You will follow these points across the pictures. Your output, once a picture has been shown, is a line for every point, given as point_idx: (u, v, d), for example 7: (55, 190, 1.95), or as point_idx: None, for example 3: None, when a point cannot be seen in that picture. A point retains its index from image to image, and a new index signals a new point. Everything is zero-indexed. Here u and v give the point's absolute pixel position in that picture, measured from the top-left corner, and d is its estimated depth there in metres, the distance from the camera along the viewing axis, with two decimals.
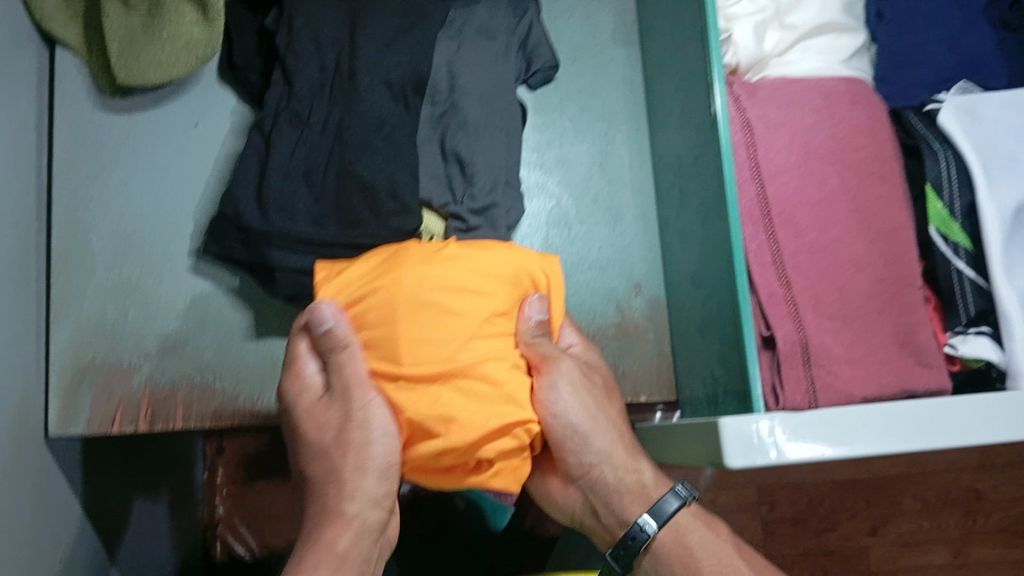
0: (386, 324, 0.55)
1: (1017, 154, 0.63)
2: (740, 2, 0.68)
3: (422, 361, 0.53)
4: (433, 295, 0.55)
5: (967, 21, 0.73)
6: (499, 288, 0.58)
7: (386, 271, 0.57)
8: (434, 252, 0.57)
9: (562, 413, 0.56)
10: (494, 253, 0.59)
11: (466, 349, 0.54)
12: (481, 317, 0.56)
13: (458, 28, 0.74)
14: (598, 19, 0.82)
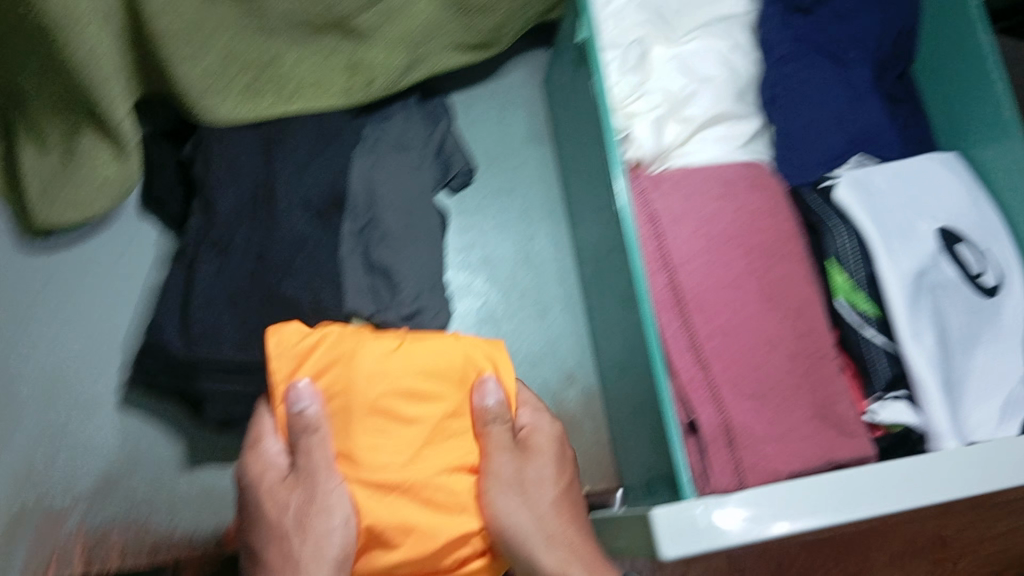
0: (343, 429, 0.57)
1: (907, 224, 0.66)
2: (638, 98, 0.70)
3: (380, 470, 0.56)
4: (387, 401, 0.57)
5: (855, 96, 0.74)
6: (448, 383, 0.60)
7: (339, 366, 0.58)
8: (386, 349, 0.58)
9: (502, 504, 0.57)
10: (440, 346, 0.60)
11: (421, 459, 0.57)
12: (435, 422, 0.58)
13: (372, 143, 0.74)
14: (511, 120, 0.84)
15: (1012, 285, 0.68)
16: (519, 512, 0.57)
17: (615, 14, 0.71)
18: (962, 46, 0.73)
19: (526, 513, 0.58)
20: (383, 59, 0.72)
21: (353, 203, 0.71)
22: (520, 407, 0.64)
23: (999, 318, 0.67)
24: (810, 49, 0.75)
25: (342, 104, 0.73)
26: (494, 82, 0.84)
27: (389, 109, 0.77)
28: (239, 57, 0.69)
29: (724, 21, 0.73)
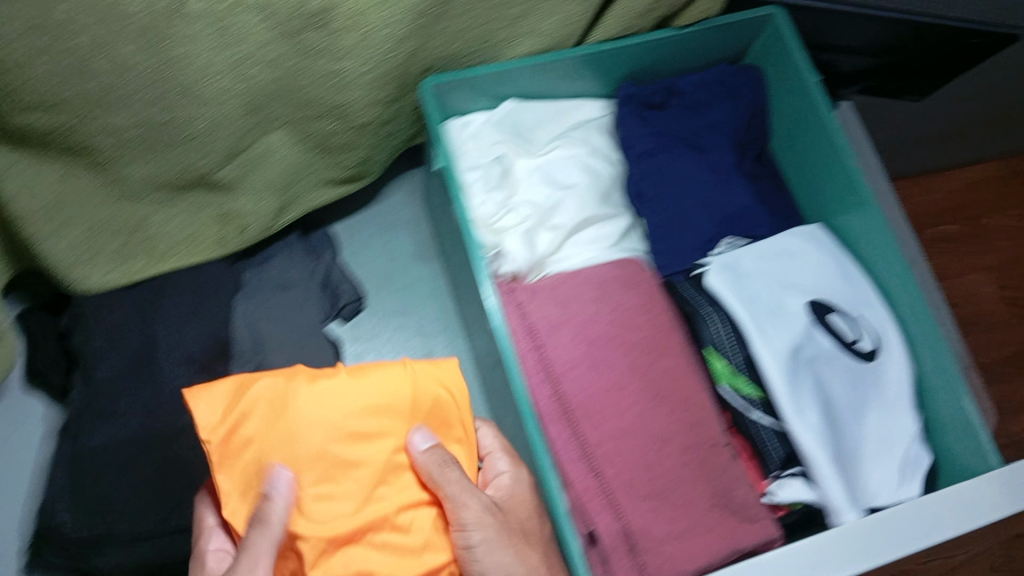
0: (286, 481, 0.51)
1: (777, 303, 0.68)
2: (506, 214, 0.71)
3: (329, 521, 0.51)
4: (332, 447, 0.53)
5: (722, 179, 0.75)
6: (398, 419, 0.55)
7: (272, 412, 0.53)
8: (328, 389, 0.54)
9: (477, 546, 0.54)
10: (385, 380, 0.56)
11: (371, 500, 0.53)
12: (383, 461, 0.54)
13: (253, 289, 0.75)
14: (397, 241, 0.85)
15: (892, 344, 0.70)
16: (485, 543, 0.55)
17: (472, 136, 0.74)
18: (811, 122, 0.76)
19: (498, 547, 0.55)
20: (254, 205, 0.72)
21: (241, 347, 0.73)
22: (484, 455, 0.65)
23: (882, 378, 0.69)
24: (668, 141, 0.76)
25: (219, 251, 0.73)
26: (374, 207, 0.85)
27: (269, 250, 0.78)
28: (106, 226, 0.68)
29: (580, 128, 0.76)
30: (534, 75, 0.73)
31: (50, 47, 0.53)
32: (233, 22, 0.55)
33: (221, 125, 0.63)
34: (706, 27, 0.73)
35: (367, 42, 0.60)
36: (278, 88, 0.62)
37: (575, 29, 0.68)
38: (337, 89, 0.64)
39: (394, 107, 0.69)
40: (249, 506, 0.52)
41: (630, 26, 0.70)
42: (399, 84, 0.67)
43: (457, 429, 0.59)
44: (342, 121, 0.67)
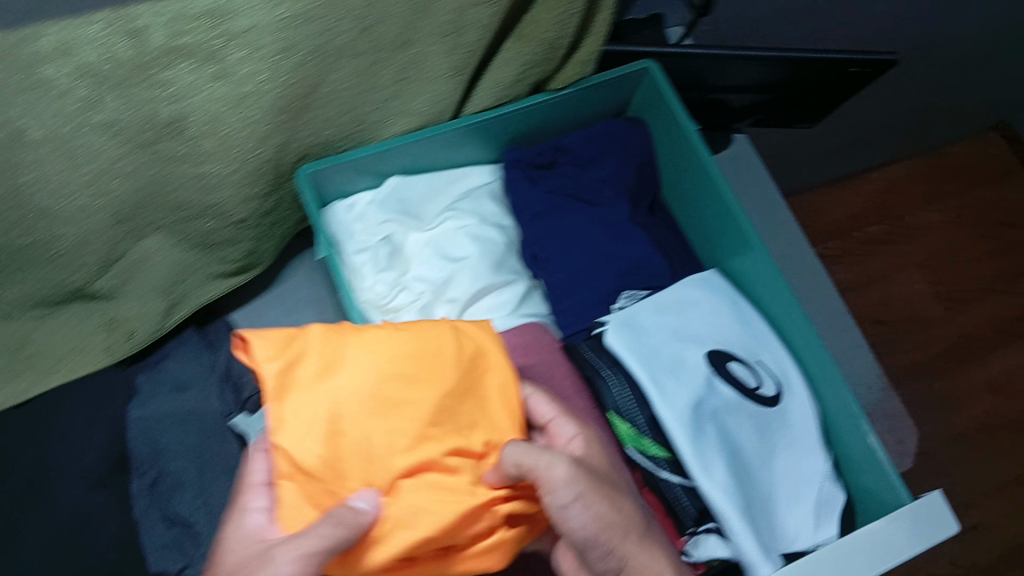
0: (335, 417, 0.49)
1: (675, 356, 0.68)
2: (399, 293, 0.70)
3: (382, 457, 0.49)
4: (382, 386, 0.50)
5: (616, 232, 0.75)
6: (444, 368, 0.52)
7: (324, 343, 0.50)
8: (373, 337, 0.51)
9: (568, 505, 0.49)
10: (420, 330, 0.53)
11: (421, 441, 0.50)
12: (432, 407, 0.51)
13: (147, 394, 0.73)
14: (298, 322, 0.82)
15: (792, 387, 0.71)
16: (574, 502, 0.49)
17: (359, 216, 0.73)
18: (697, 170, 0.76)
19: (586, 499, 0.50)
20: (140, 309, 0.71)
21: (139, 457, 0.71)
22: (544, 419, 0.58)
23: (787, 422, 0.69)
24: (558, 199, 0.76)
25: (105, 360, 0.71)
26: (274, 289, 0.83)
27: (165, 349, 0.77)
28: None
29: (468, 197, 0.76)
30: (414, 150, 0.72)
31: None
32: (82, 141, 0.57)
33: (90, 242, 0.61)
34: (583, 86, 0.72)
35: (228, 146, 0.59)
36: (143, 198, 0.61)
37: (450, 104, 0.67)
38: (204, 194, 0.62)
39: (271, 200, 0.68)
40: (312, 446, 0.48)
41: (504, 95, 0.69)
42: (272, 177, 0.66)
43: (499, 373, 0.55)
44: (219, 220, 0.66)
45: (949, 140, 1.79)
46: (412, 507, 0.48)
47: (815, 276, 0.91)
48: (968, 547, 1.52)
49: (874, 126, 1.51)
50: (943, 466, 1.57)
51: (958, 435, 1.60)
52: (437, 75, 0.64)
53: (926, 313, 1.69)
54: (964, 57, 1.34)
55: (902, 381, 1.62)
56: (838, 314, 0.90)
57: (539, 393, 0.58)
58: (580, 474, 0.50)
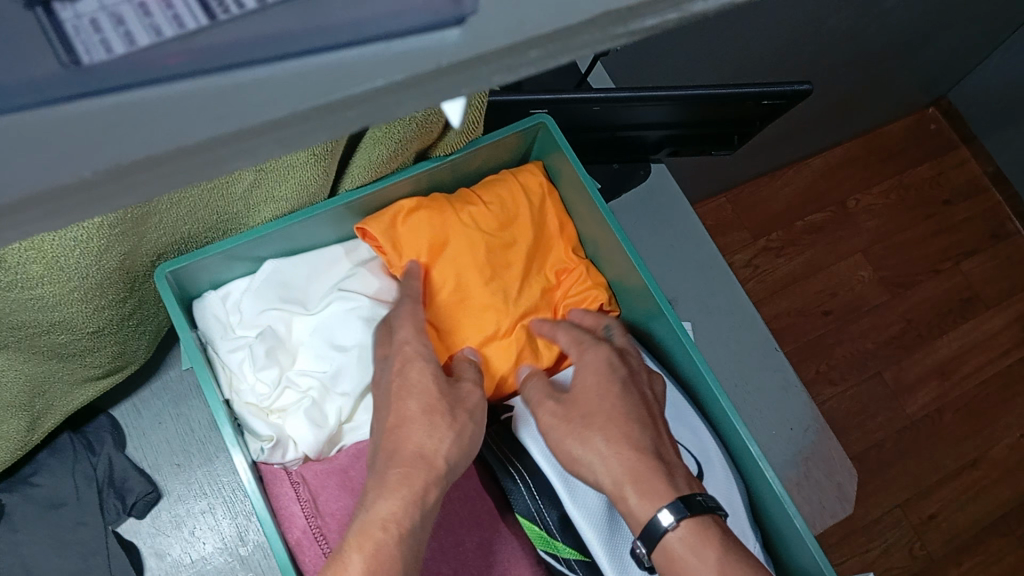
0: (460, 279, 0.66)
1: None
2: (284, 393, 0.64)
3: (497, 310, 0.66)
4: (489, 250, 0.67)
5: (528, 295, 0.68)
6: (523, 228, 0.70)
7: (438, 225, 0.66)
8: (468, 216, 0.68)
9: (554, 428, 0.59)
10: (498, 190, 0.70)
11: (523, 288, 0.68)
12: (524, 259, 0.69)
13: (19, 514, 0.68)
14: (190, 414, 0.75)
15: (715, 465, 0.64)
16: (568, 441, 0.57)
17: (234, 308, 0.67)
18: (596, 226, 0.71)
19: (573, 435, 0.58)
20: None
21: None
22: (586, 264, 0.72)
23: None
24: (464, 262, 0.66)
25: None
26: (159, 378, 0.76)
27: (36, 461, 0.70)
28: None
29: (356, 275, 0.69)
30: (294, 233, 0.67)
31: None
32: None
33: None
34: (472, 148, 0.69)
35: (59, 266, 0.53)
36: None
37: (322, 185, 0.62)
38: (45, 310, 0.56)
39: (129, 303, 0.62)
40: (449, 305, 0.66)
41: (382, 169, 0.64)
42: (126, 282, 0.60)
43: (551, 235, 0.72)
44: (73, 332, 0.60)
45: (887, 119, 1.76)
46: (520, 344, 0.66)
47: (739, 316, 0.87)
48: (926, 538, 1.49)
49: (806, 118, 1.47)
50: (897, 458, 1.54)
51: (911, 425, 1.57)
52: (302, 163, 0.58)
53: (869, 301, 1.64)
54: (881, 44, 1.31)
55: (850, 375, 1.58)
56: (765, 355, 0.87)
57: (560, 329, 0.66)
58: (570, 408, 0.60)
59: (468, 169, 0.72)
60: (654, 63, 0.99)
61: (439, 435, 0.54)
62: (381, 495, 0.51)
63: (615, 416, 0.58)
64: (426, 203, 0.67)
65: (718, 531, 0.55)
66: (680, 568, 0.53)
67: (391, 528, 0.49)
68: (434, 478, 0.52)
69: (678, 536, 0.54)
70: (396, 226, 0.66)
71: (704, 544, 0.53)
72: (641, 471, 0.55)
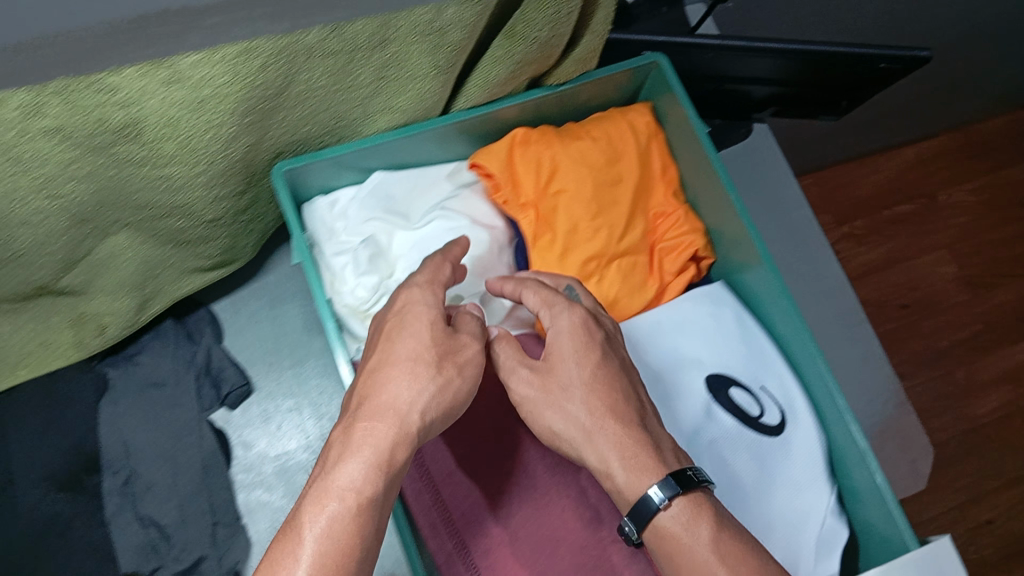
0: (565, 213, 0.68)
1: (671, 381, 0.65)
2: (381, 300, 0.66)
3: (601, 245, 0.68)
4: (598, 186, 0.69)
5: (633, 235, 0.70)
6: (630, 166, 0.71)
7: (546, 158, 0.68)
8: (578, 150, 0.69)
9: (529, 397, 0.55)
10: (605, 127, 0.71)
11: (629, 227, 0.69)
12: (630, 199, 0.70)
13: (123, 390, 0.71)
14: (284, 317, 0.79)
15: (799, 417, 0.66)
16: (546, 414, 0.54)
17: (340, 215, 0.69)
18: (700, 170, 0.71)
19: (553, 407, 0.54)
20: (110, 306, 0.67)
21: (108, 456, 0.68)
22: (687, 208, 0.73)
23: (790, 452, 0.64)
24: (571, 194, 0.68)
25: (77, 357, 0.68)
26: (258, 280, 0.80)
27: (139, 342, 0.73)
28: None
29: (458, 196, 0.71)
30: (404, 146, 0.69)
31: None
32: (23, 148, 0.52)
33: (48, 240, 0.59)
34: (584, 81, 0.69)
35: (191, 146, 0.56)
36: (105, 199, 0.58)
37: (439, 101, 0.64)
38: (170, 192, 0.60)
39: (245, 198, 0.65)
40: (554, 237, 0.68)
41: (496, 91, 0.65)
42: (245, 175, 0.63)
43: (657, 175, 0.73)
44: (190, 218, 0.63)
45: (988, 114, 1.69)
46: (618, 287, 0.68)
47: (828, 283, 0.86)
48: (980, 543, 1.43)
49: (909, 102, 1.43)
50: (964, 458, 1.49)
51: (979, 428, 1.51)
52: (422, 73, 0.61)
53: (950, 298, 1.58)
54: (1001, 28, 1.26)
55: (922, 370, 1.52)
56: (852, 325, 0.86)
57: (528, 285, 0.58)
58: (546, 375, 0.55)
59: (576, 104, 0.74)
60: (762, 24, 0.97)
61: (420, 385, 0.48)
62: (347, 458, 0.45)
63: (597, 390, 0.54)
64: (522, 133, 0.69)
65: (710, 505, 0.51)
66: (669, 549, 0.50)
67: (350, 497, 0.43)
68: (404, 437, 0.47)
69: (667, 513, 0.50)
70: (505, 155, 0.69)
71: (696, 518, 0.50)
72: (630, 445, 0.52)
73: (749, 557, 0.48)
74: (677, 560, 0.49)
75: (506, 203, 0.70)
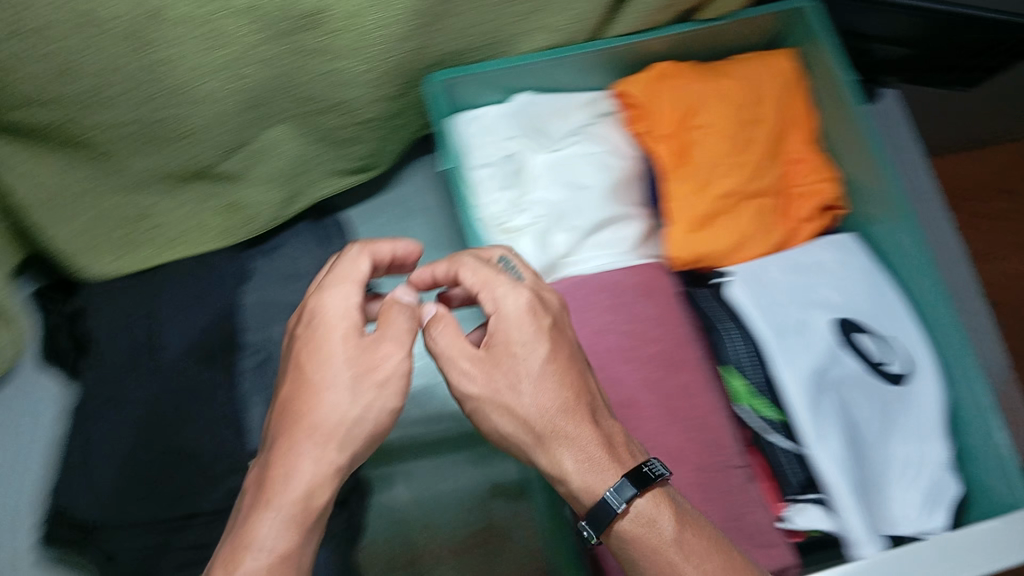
0: (706, 145, 0.69)
1: (803, 320, 0.67)
2: (518, 215, 0.71)
3: (740, 180, 0.69)
4: (742, 124, 0.70)
5: (770, 173, 0.71)
6: (769, 107, 0.72)
7: (693, 91, 0.70)
8: (725, 88, 0.71)
9: (473, 391, 0.50)
10: (751, 67, 0.72)
11: (766, 170, 0.71)
12: (770, 141, 0.71)
13: (263, 279, 0.74)
14: (416, 230, 0.83)
15: (926, 368, 0.68)
16: (495, 413, 0.50)
17: (487, 129, 0.72)
18: (845, 120, 0.72)
19: (499, 403, 0.50)
20: (262, 198, 0.71)
21: (247, 335, 0.71)
22: (825, 158, 0.74)
23: (910, 402, 0.67)
24: (715, 128, 0.69)
25: (224, 241, 0.72)
26: (392, 192, 0.84)
27: (279, 239, 0.77)
28: (110, 215, 0.68)
29: (597, 124, 0.73)
30: (551, 67, 0.71)
31: (64, 72, 0.56)
32: (219, 23, 0.56)
33: (222, 122, 0.63)
34: (735, 19, 0.71)
35: (367, 40, 0.60)
36: (279, 86, 0.63)
37: (592, 24, 0.68)
38: (340, 86, 0.64)
39: (400, 102, 0.69)
40: (691, 167, 0.69)
41: (648, 18, 0.69)
42: (405, 79, 0.66)
43: (798, 120, 0.74)
44: (348, 116, 0.67)
45: None
46: (749, 226, 0.69)
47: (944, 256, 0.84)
48: None
49: None
50: None
51: None
52: None
53: None
54: None
55: None
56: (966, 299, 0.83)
57: (463, 262, 0.52)
58: (490, 364, 0.50)
59: (723, 46, 0.75)
60: None
61: (331, 406, 0.47)
62: (263, 514, 0.46)
63: (549, 384, 0.50)
64: (671, 66, 0.72)
65: (669, 501, 0.49)
66: (634, 553, 0.48)
67: (265, 557, 0.45)
68: (325, 477, 0.47)
69: (627, 515, 0.48)
70: (652, 86, 0.71)
71: (656, 517, 0.48)
72: (584, 448, 0.49)
73: (715, 552, 0.48)
74: (643, 563, 0.48)
75: (646, 134, 0.72)
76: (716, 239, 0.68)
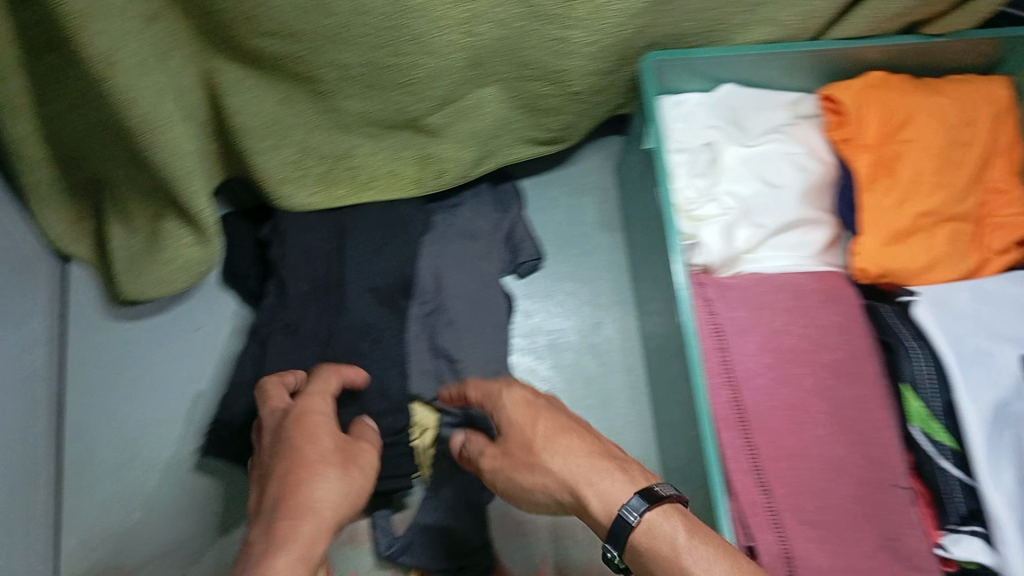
0: (910, 159, 0.68)
1: (989, 347, 0.64)
2: (707, 204, 0.72)
3: (942, 201, 0.67)
4: (948, 145, 0.69)
5: (972, 199, 0.69)
6: (979, 132, 0.70)
7: (903, 104, 0.69)
8: (937, 106, 0.69)
9: (495, 471, 0.55)
10: (964, 90, 0.71)
11: (965, 198, 0.69)
12: (976, 166, 0.69)
13: (443, 233, 0.77)
14: (584, 208, 0.85)
15: None
16: (515, 483, 0.53)
17: (686, 115, 0.74)
18: None
19: (520, 464, 0.53)
20: (454, 154, 0.73)
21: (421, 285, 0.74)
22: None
23: None
24: (923, 144, 0.68)
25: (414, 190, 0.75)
26: (565, 168, 0.87)
27: (459, 197, 0.79)
28: (314, 150, 0.71)
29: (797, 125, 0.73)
30: (763, 63, 0.71)
31: (314, 9, 0.58)
32: None
33: (441, 76, 0.65)
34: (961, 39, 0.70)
35: (598, 14, 0.61)
36: (501, 47, 0.64)
37: (816, 23, 0.67)
38: (557, 55, 0.65)
39: (608, 79, 0.70)
40: (891, 181, 0.68)
41: (875, 25, 0.68)
42: (620, 56, 0.67)
43: (1004, 150, 0.72)
44: (556, 85, 0.69)
45: None
46: (944, 249, 0.68)
47: None
48: None
49: None
50: None
51: None
52: None
53: None
54: None
55: None
56: None
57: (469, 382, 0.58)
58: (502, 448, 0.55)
59: (936, 66, 0.74)
60: None
61: (328, 480, 0.51)
62: (273, 556, 0.46)
63: (560, 439, 0.52)
64: (881, 75, 0.71)
65: (680, 516, 0.48)
66: (651, 567, 0.47)
67: None
68: (323, 531, 0.49)
69: (638, 526, 0.47)
70: (860, 91, 0.70)
71: (665, 531, 0.47)
72: (588, 472, 0.50)
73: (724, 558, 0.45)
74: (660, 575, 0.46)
75: (846, 141, 0.71)
76: (909, 256, 0.67)
